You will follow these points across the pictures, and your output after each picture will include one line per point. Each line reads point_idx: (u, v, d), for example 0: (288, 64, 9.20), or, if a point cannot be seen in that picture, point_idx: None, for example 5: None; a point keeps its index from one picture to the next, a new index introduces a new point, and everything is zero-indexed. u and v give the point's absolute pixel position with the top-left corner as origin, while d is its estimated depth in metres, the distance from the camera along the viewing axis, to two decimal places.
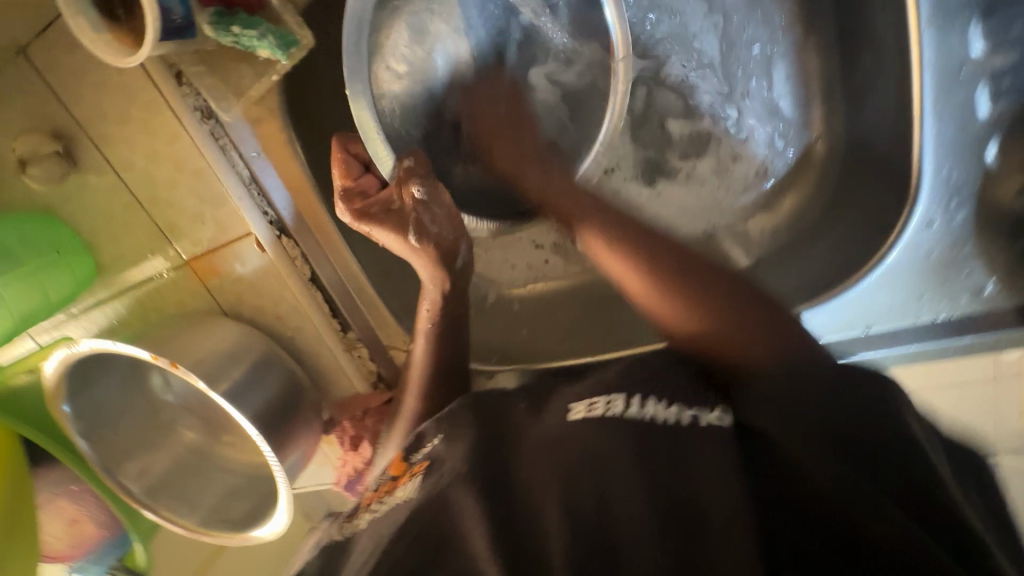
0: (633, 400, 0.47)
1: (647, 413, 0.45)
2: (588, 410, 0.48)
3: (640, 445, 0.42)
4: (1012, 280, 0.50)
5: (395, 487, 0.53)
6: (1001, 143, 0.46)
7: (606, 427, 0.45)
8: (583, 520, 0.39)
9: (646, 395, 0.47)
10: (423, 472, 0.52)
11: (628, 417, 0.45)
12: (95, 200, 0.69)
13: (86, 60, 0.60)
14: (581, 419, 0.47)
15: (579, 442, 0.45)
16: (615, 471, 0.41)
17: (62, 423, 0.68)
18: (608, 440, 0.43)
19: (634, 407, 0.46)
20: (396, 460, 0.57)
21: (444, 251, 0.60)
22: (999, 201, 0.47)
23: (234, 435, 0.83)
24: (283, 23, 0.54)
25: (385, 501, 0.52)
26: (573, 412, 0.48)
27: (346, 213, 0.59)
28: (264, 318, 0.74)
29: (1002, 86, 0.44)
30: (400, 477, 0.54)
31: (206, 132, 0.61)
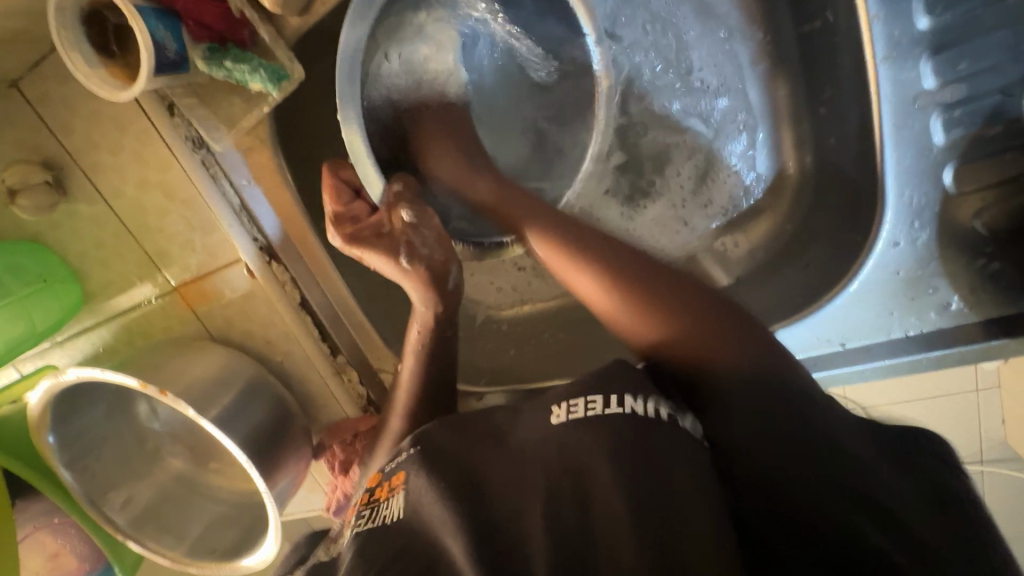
0: (612, 400, 0.44)
1: (625, 412, 0.43)
2: (568, 412, 0.46)
3: (616, 442, 0.42)
4: (975, 296, 0.52)
5: (379, 502, 0.51)
6: (957, 169, 0.48)
7: (585, 430, 0.43)
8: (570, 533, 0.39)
9: (626, 393, 0.44)
10: (401, 486, 0.50)
11: (609, 417, 0.43)
12: (85, 228, 0.70)
13: (78, 93, 0.61)
14: (563, 423, 0.45)
15: (560, 448, 0.44)
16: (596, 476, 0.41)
17: (45, 454, 0.67)
18: (585, 437, 0.43)
19: (613, 407, 0.44)
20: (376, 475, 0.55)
21: (436, 274, 0.60)
22: (960, 222, 0.50)
23: (222, 462, 0.82)
24: (273, 57, 0.55)
25: (369, 516, 0.50)
26: (554, 415, 0.46)
27: (337, 237, 0.59)
28: (253, 345, 0.74)
29: (954, 116, 0.46)
30: (380, 493, 0.52)
31: (198, 162, 0.62)
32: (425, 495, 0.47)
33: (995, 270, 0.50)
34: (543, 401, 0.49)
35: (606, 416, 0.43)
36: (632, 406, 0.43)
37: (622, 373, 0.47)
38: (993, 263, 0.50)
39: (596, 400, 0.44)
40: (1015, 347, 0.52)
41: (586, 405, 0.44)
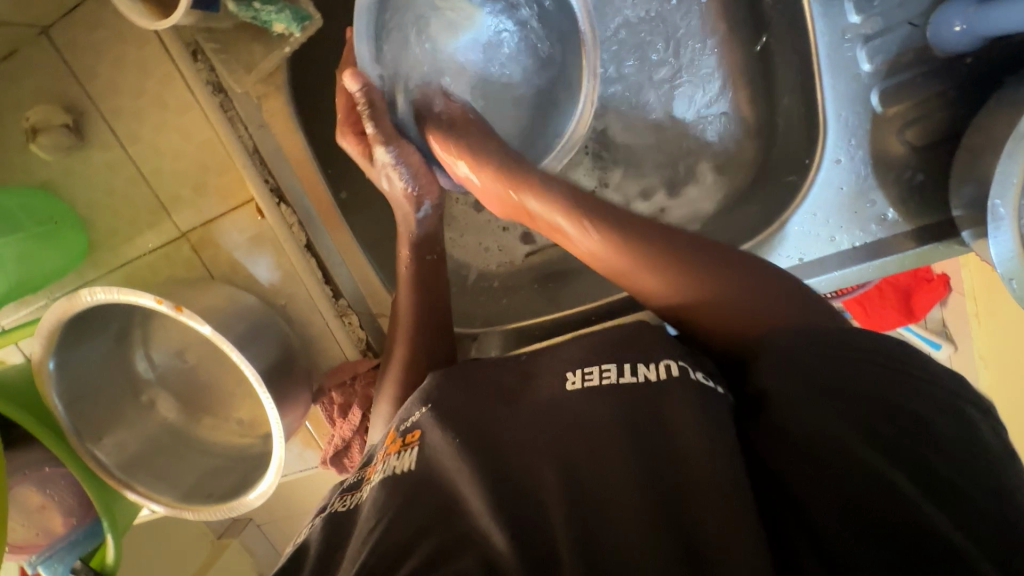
0: (625, 369, 0.52)
1: (638, 378, 0.51)
2: (584, 378, 0.53)
3: (624, 411, 0.48)
4: (907, 205, 0.60)
5: (390, 457, 0.55)
6: (882, 92, 0.58)
7: (598, 395, 0.51)
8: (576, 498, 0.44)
9: (638, 362, 0.52)
10: (416, 442, 0.54)
11: (622, 384, 0.51)
12: (95, 173, 0.73)
13: (105, 39, 0.66)
14: (577, 388, 0.53)
15: (570, 410, 0.51)
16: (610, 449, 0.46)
17: (41, 379, 0.67)
18: (598, 409, 0.49)
19: (625, 374, 0.52)
20: (391, 433, 0.59)
21: (411, 202, 0.69)
22: (889, 139, 0.59)
23: (216, 417, 0.83)
24: (295, 3, 0.62)
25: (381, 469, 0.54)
26: (569, 381, 0.54)
27: (343, 139, 0.68)
28: (257, 288, 0.77)
29: (874, 46, 0.56)
30: (393, 446, 0.56)
31: (217, 104, 0.67)
32: (443, 452, 0.52)
33: (919, 180, 0.59)
34: (559, 367, 0.56)
35: (620, 382, 0.51)
36: (644, 373, 0.51)
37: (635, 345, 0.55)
38: (917, 175, 0.59)
39: (610, 369, 0.52)
40: (942, 249, 0.60)
41: (602, 374, 0.52)
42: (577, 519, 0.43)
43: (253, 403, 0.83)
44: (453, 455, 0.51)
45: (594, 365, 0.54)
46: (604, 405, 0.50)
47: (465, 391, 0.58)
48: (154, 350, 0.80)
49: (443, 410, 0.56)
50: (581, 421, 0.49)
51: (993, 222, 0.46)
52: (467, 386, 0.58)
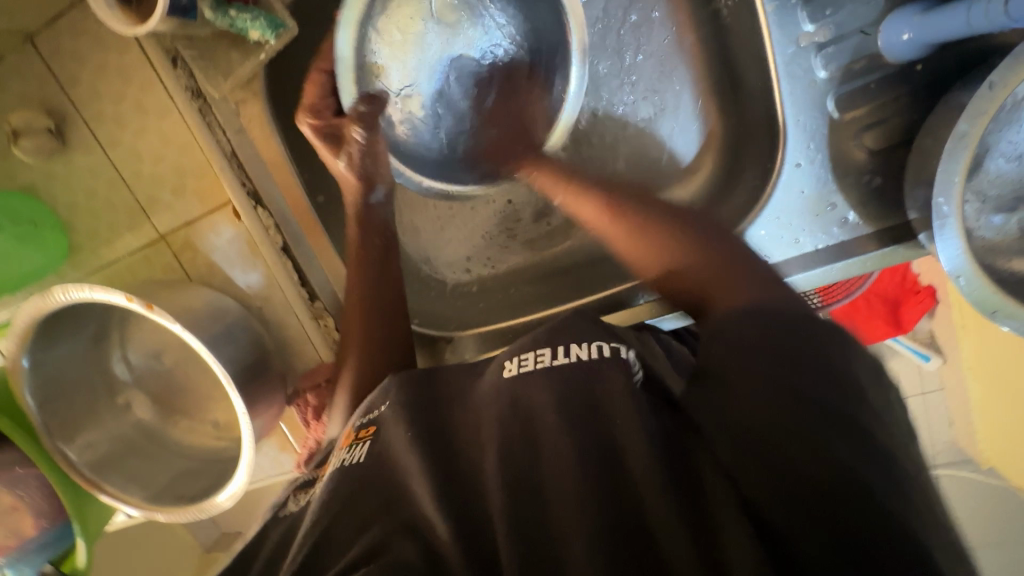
0: (559, 351, 0.49)
1: (573, 360, 0.48)
2: (520, 366, 0.50)
3: (570, 398, 0.45)
4: (867, 209, 0.62)
5: (343, 451, 0.54)
6: (838, 98, 0.59)
7: (543, 380, 0.47)
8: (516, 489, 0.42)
9: (571, 343, 0.49)
10: (370, 437, 0.52)
11: (559, 364, 0.48)
12: (76, 177, 0.74)
13: (87, 46, 0.68)
14: (514, 375, 0.49)
15: (508, 397, 0.48)
16: (545, 432, 0.44)
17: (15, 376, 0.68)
18: (542, 396, 0.46)
19: (562, 358, 0.48)
20: (351, 427, 0.58)
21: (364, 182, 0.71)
22: (846, 144, 0.60)
23: (191, 420, 0.84)
24: (272, 11, 0.65)
25: (335, 462, 0.53)
26: (506, 369, 0.50)
27: (306, 124, 0.70)
28: (234, 290, 0.78)
29: (828, 53, 0.58)
30: (347, 441, 0.55)
31: (195, 109, 0.69)
32: (394, 434, 0.51)
33: (878, 183, 0.61)
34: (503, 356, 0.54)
35: (557, 366, 0.48)
36: (578, 355, 0.48)
37: (585, 331, 0.51)
38: (876, 179, 0.61)
39: (545, 351, 0.49)
40: (903, 251, 0.61)
41: (537, 356, 0.49)
42: (524, 513, 0.41)
43: (229, 405, 0.83)
44: (403, 450, 0.49)
45: (529, 350, 0.51)
46: (544, 384, 0.47)
47: (411, 384, 0.55)
48: (131, 351, 0.81)
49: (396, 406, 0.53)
50: (520, 405, 0.47)
51: (939, 223, 0.48)
52: (416, 378, 0.56)
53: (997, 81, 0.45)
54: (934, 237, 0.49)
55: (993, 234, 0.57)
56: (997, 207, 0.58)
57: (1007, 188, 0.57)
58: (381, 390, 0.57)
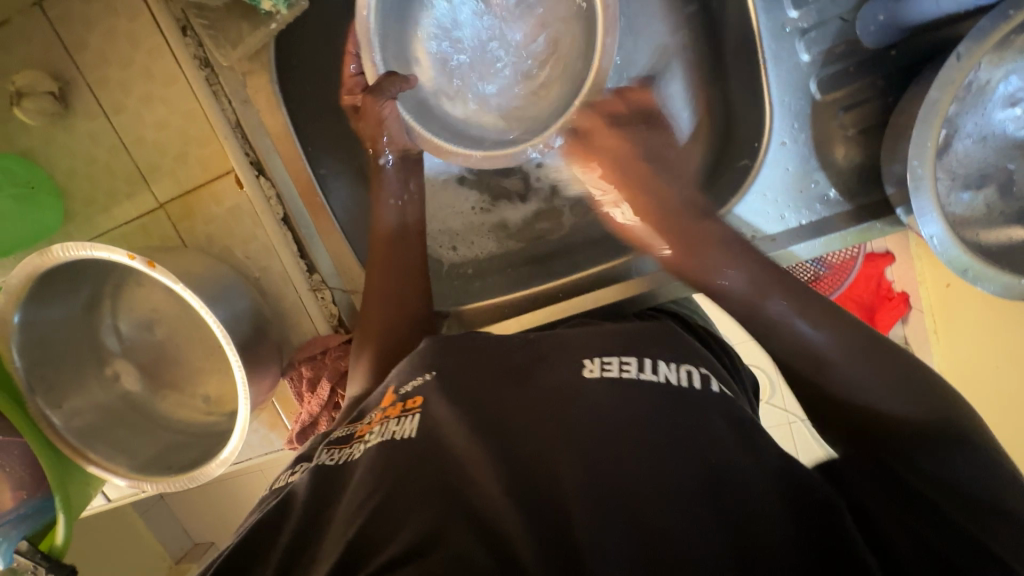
0: (646, 366, 0.53)
1: (659, 377, 0.52)
2: (602, 368, 0.53)
3: (653, 405, 0.48)
4: (846, 186, 0.66)
5: (388, 420, 0.54)
6: (820, 81, 0.63)
7: (622, 386, 0.50)
8: (613, 488, 0.42)
9: (658, 361, 0.54)
10: (418, 409, 0.54)
11: (643, 379, 0.51)
12: (77, 143, 0.75)
13: (97, 13, 0.69)
14: (597, 377, 0.52)
15: (592, 399, 0.49)
16: (638, 441, 0.45)
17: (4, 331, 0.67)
18: (619, 400, 0.49)
19: (645, 371, 0.52)
20: (388, 396, 0.59)
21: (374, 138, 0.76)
22: (828, 124, 0.64)
23: (180, 394, 0.81)
24: None
25: (378, 431, 0.53)
26: (587, 368, 0.53)
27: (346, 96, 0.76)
28: (232, 260, 0.78)
29: (809, 38, 0.62)
30: (393, 409, 0.55)
31: (203, 77, 0.71)
32: (450, 419, 0.51)
33: (856, 162, 0.65)
34: (571, 354, 0.56)
35: (641, 378, 0.52)
36: (665, 373, 0.52)
37: (663, 347, 0.57)
38: (853, 158, 0.65)
39: (631, 363, 0.53)
40: (879, 228, 0.65)
41: (622, 366, 0.52)
42: (620, 499, 0.42)
43: (220, 380, 0.82)
44: (460, 435, 0.49)
45: (612, 356, 0.54)
46: (631, 393, 0.50)
47: (474, 373, 0.57)
48: (122, 319, 0.80)
49: (446, 378, 0.56)
50: (599, 406, 0.48)
51: (915, 196, 0.53)
52: (474, 361, 0.58)
53: (963, 52, 0.49)
54: (913, 210, 0.53)
55: (963, 209, 0.61)
56: (966, 185, 0.62)
57: (973, 167, 0.62)
58: (417, 363, 0.60)
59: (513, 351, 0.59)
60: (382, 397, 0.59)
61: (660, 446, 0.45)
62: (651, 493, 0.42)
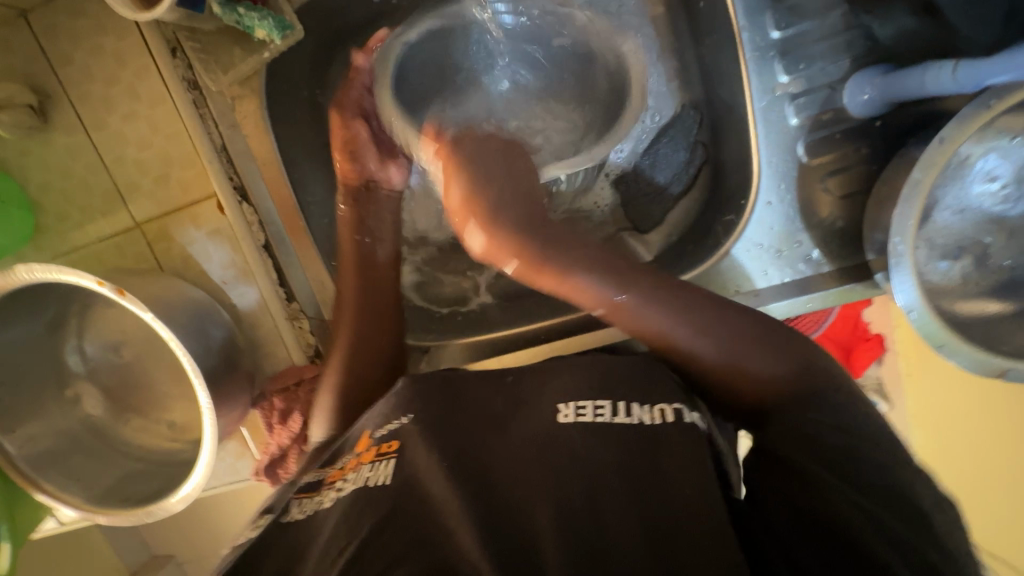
0: (619, 408, 0.53)
1: (631, 420, 0.52)
2: (576, 413, 0.53)
3: (624, 450, 0.50)
4: (830, 248, 0.66)
5: (361, 466, 0.54)
6: (807, 145, 0.64)
7: (598, 432, 0.51)
8: (571, 527, 0.44)
9: (632, 402, 0.54)
10: (394, 455, 0.54)
11: (615, 424, 0.52)
12: (55, 157, 0.72)
13: (84, 28, 0.68)
14: (572, 422, 0.52)
15: (567, 444, 0.51)
16: (605, 489, 0.47)
17: None
18: (602, 447, 0.50)
19: (620, 414, 0.53)
20: (361, 439, 0.58)
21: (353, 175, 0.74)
22: (813, 187, 0.65)
23: (146, 419, 0.78)
24: (282, 11, 0.66)
25: (350, 479, 0.53)
26: (562, 414, 0.54)
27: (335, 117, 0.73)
28: (211, 284, 0.76)
29: (799, 104, 0.63)
30: (366, 456, 0.55)
31: (190, 100, 0.69)
32: (427, 469, 0.51)
33: (840, 226, 0.66)
34: (548, 395, 0.57)
35: (614, 422, 0.52)
36: (637, 414, 0.53)
37: (635, 383, 0.56)
38: (838, 221, 0.66)
39: (605, 408, 0.53)
40: (861, 289, 0.67)
41: (596, 410, 0.53)
42: (587, 543, 0.43)
43: (187, 405, 0.79)
44: (438, 480, 0.50)
45: (588, 399, 0.54)
46: (598, 436, 0.51)
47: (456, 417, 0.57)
48: (88, 341, 0.77)
49: (426, 423, 0.55)
50: (581, 455, 0.50)
51: (896, 265, 0.53)
52: (457, 409, 0.57)
53: (946, 136, 0.50)
54: (891, 281, 0.54)
55: (939, 278, 0.62)
56: (944, 254, 0.63)
57: (952, 237, 0.63)
58: (395, 405, 0.59)
59: (493, 390, 0.60)
60: (353, 439, 0.59)
61: (620, 492, 0.47)
62: (606, 530, 0.44)
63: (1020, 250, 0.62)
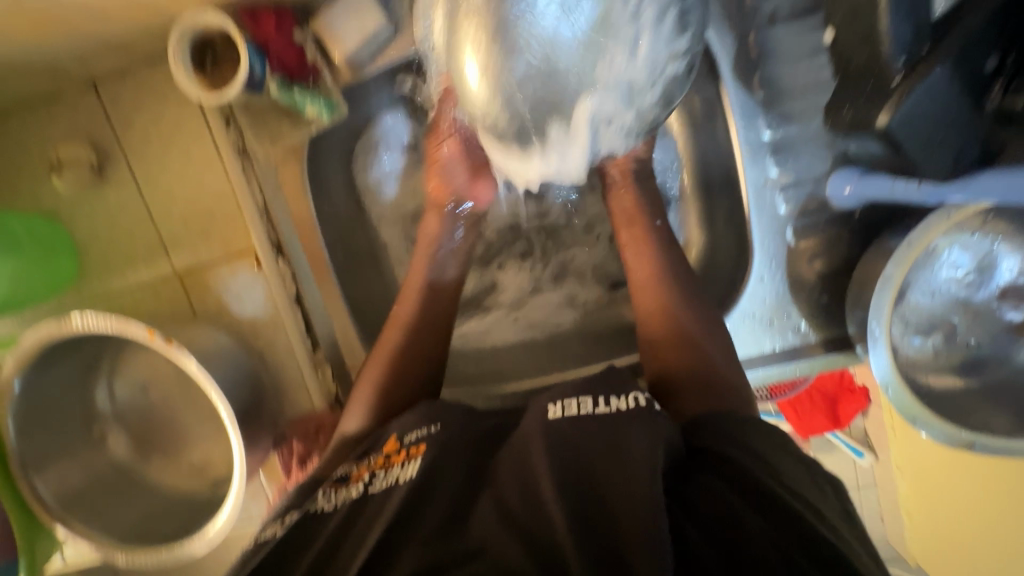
0: (600, 401, 0.54)
1: (611, 410, 0.52)
2: (564, 409, 0.54)
3: (607, 433, 0.50)
4: (816, 320, 0.73)
5: (392, 468, 0.56)
6: (795, 230, 0.72)
7: (580, 421, 0.52)
8: (577, 499, 0.45)
9: (611, 394, 0.54)
10: (421, 454, 0.55)
11: (600, 414, 0.52)
12: (104, 209, 0.78)
13: (147, 98, 0.75)
14: (560, 417, 0.53)
15: (560, 432, 0.51)
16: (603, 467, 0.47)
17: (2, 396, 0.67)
18: (592, 437, 0.50)
19: (601, 406, 0.53)
20: (391, 441, 0.60)
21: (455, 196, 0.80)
22: (801, 265, 0.72)
23: (167, 458, 0.81)
24: (330, 92, 0.73)
25: (381, 479, 0.55)
26: (551, 411, 0.54)
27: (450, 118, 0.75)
28: (241, 331, 0.81)
29: (787, 195, 0.71)
30: (396, 458, 0.57)
31: (239, 164, 0.76)
32: (447, 462, 0.53)
33: (824, 300, 0.73)
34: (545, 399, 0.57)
35: (597, 414, 0.52)
36: (616, 404, 0.53)
37: (606, 381, 0.57)
38: (823, 297, 0.73)
39: (587, 399, 0.54)
40: (842, 360, 0.74)
41: (579, 403, 0.54)
42: (586, 508, 0.44)
43: (207, 446, 0.82)
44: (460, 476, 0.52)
45: (575, 396, 0.55)
46: (596, 426, 0.51)
47: (469, 426, 0.60)
48: (117, 386, 0.80)
49: (450, 432, 0.57)
50: (576, 445, 0.50)
51: (871, 339, 0.60)
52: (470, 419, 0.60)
53: (915, 239, 0.56)
54: (867, 345, 0.61)
55: (913, 352, 0.69)
56: (917, 330, 0.70)
57: (925, 316, 0.70)
58: (419, 414, 0.62)
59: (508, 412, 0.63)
60: (387, 442, 0.61)
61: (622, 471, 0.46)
62: (604, 495, 0.45)
63: (983, 330, 0.69)
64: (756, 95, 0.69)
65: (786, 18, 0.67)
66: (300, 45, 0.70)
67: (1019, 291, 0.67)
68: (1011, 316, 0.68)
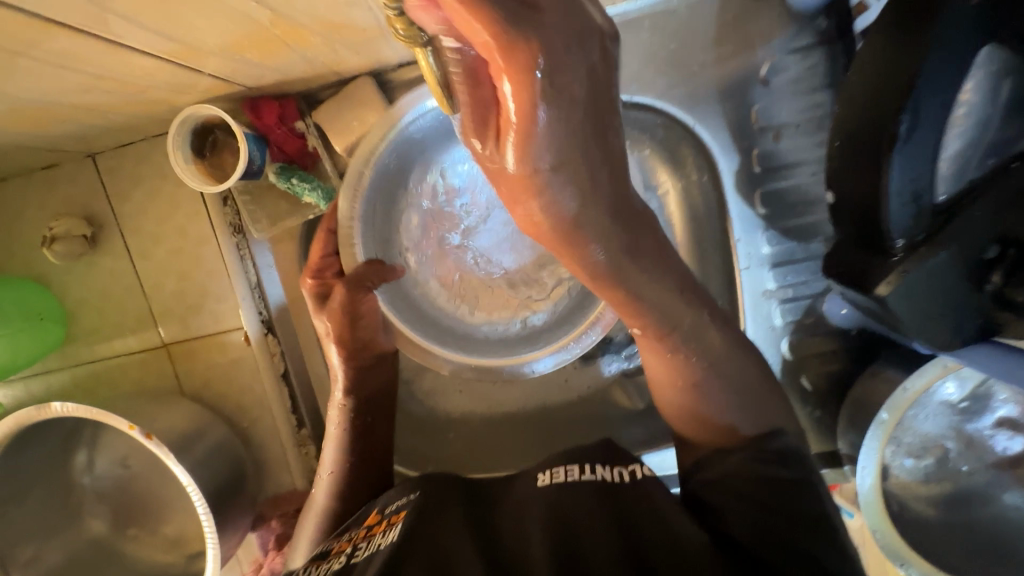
0: (586, 468, 0.57)
1: (596, 476, 0.56)
2: (552, 476, 0.57)
3: (595, 503, 0.53)
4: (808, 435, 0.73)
5: (374, 535, 0.55)
6: (790, 343, 0.71)
7: (566, 489, 0.55)
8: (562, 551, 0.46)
9: (596, 465, 0.58)
10: (400, 519, 0.55)
11: (583, 479, 0.56)
12: (95, 278, 0.77)
13: (145, 174, 0.74)
14: (547, 483, 0.57)
15: (542, 499, 0.54)
16: (589, 531, 0.49)
17: None
18: (573, 501, 0.53)
19: (587, 473, 0.57)
20: (373, 516, 0.60)
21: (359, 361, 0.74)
22: (796, 379, 0.72)
23: (143, 528, 0.80)
24: (329, 180, 0.72)
25: (363, 546, 0.53)
26: (539, 478, 0.58)
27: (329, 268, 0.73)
28: (225, 405, 0.80)
29: (785, 308, 0.70)
30: (377, 527, 0.56)
31: (233, 244, 0.75)
32: (432, 515, 0.54)
33: (817, 415, 0.72)
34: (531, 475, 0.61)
35: (582, 479, 0.56)
36: (601, 474, 0.57)
37: (600, 452, 0.61)
38: (816, 411, 0.72)
39: (574, 466, 0.58)
40: (832, 475, 0.73)
41: (567, 469, 0.57)
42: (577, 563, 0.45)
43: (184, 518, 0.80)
44: (453, 527, 0.52)
45: (561, 464, 0.59)
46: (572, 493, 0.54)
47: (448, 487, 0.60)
48: (98, 454, 0.79)
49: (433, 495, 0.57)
50: (560, 509, 0.52)
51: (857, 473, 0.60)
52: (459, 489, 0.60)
53: (909, 385, 0.58)
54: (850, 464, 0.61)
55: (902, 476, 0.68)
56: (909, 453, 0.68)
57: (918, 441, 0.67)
58: (402, 487, 0.62)
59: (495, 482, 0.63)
60: (366, 518, 0.60)
61: (597, 529, 0.49)
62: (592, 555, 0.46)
63: (975, 459, 0.68)
64: (758, 209, 0.69)
65: (793, 138, 0.67)
66: (303, 134, 0.70)
67: (1013, 421, 0.66)
68: (1001, 447, 0.67)
